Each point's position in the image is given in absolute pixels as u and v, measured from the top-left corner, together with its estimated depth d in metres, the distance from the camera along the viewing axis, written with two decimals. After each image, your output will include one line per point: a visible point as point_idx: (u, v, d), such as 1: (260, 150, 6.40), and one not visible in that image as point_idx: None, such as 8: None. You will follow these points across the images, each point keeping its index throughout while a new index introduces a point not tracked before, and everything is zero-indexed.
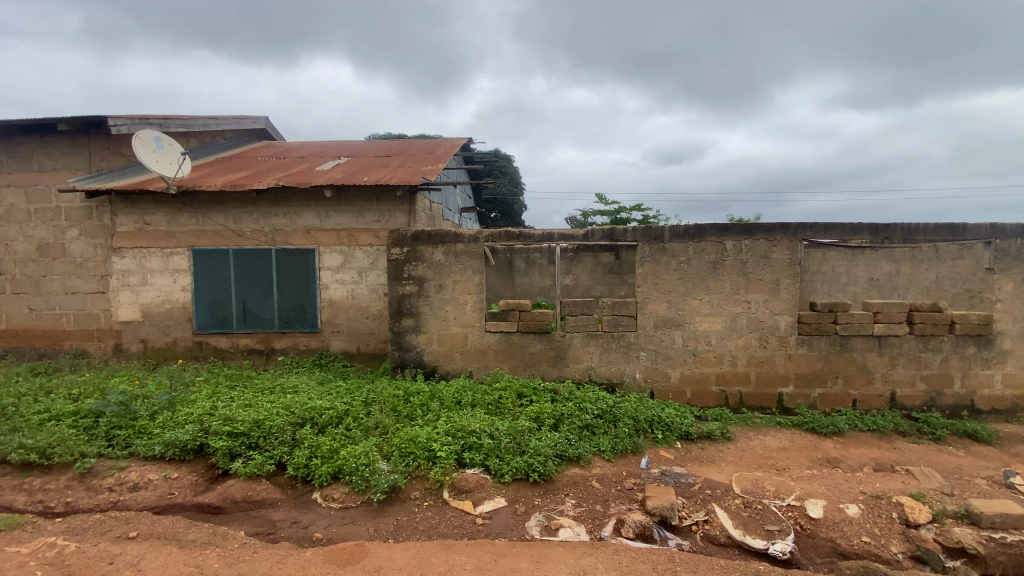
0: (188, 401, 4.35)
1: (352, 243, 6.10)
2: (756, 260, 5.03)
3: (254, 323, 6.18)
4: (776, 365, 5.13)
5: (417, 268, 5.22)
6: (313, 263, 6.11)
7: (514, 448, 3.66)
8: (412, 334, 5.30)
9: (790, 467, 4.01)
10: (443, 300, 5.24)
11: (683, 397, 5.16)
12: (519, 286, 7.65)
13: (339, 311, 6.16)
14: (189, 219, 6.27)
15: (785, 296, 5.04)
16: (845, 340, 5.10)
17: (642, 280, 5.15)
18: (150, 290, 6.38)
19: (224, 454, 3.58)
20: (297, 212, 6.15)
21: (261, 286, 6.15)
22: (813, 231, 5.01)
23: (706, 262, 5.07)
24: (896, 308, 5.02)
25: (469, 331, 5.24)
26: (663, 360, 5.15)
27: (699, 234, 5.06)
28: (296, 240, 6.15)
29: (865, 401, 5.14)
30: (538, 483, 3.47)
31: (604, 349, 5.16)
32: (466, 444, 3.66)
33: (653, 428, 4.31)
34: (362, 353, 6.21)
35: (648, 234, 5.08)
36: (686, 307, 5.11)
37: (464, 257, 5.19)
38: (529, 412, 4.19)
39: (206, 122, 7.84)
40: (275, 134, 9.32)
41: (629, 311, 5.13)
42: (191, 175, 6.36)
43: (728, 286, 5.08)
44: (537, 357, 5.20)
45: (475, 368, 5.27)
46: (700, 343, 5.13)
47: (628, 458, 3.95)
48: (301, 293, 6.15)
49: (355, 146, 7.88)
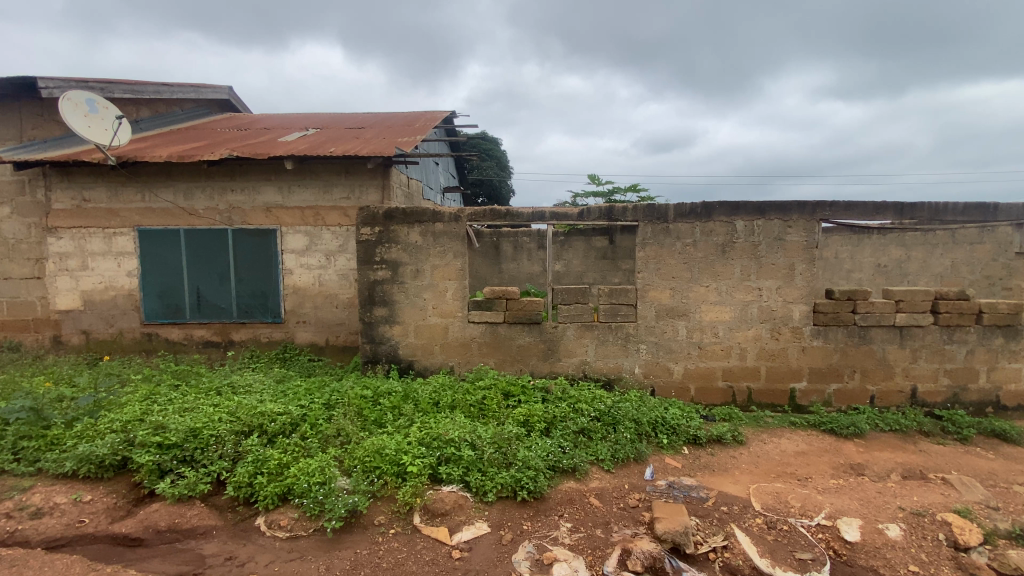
0: (118, 404, 3.74)
1: (318, 223, 5.41)
2: (769, 243, 4.53)
3: (210, 313, 5.53)
4: (789, 359, 4.65)
5: (390, 250, 4.61)
6: (274, 245, 5.43)
7: (499, 460, 3.11)
8: (385, 325, 4.70)
9: (813, 476, 3.53)
10: (420, 287, 4.65)
11: (686, 394, 4.66)
12: (506, 272, 7.11)
13: (305, 299, 5.50)
14: (134, 195, 5.55)
15: (800, 283, 4.56)
16: (864, 332, 4.64)
17: (642, 265, 4.59)
18: (92, 276, 5.67)
19: (151, 471, 3.01)
20: (255, 188, 5.43)
21: (217, 271, 5.48)
22: (833, 210, 4.51)
23: (714, 245, 4.55)
24: (920, 296, 4.58)
25: (450, 322, 4.67)
26: (664, 354, 4.63)
27: (707, 213, 4.51)
28: (255, 219, 5.43)
29: (884, 398, 4.71)
30: (527, 502, 2.94)
31: (600, 342, 4.63)
32: (442, 457, 3.10)
33: (657, 432, 3.80)
34: (332, 346, 5.57)
35: (650, 213, 4.53)
36: (691, 295, 4.59)
37: (443, 239, 4.60)
38: (516, 415, 3.62)
39: (158, 90, 7.03)
40: (240, 106, 8.51)
41: (628, 300, 4.59)
42: (134, 145, 5.59)
43: (738, 272, 4.57)
44: (526, 350, 4.65)
45: (457, 363, 4.70)
46: (706, 334, 4.63)
47: (630, 468, 3.43)
48: (261, 279, 5.48)
49: (324, 117, 7.10)
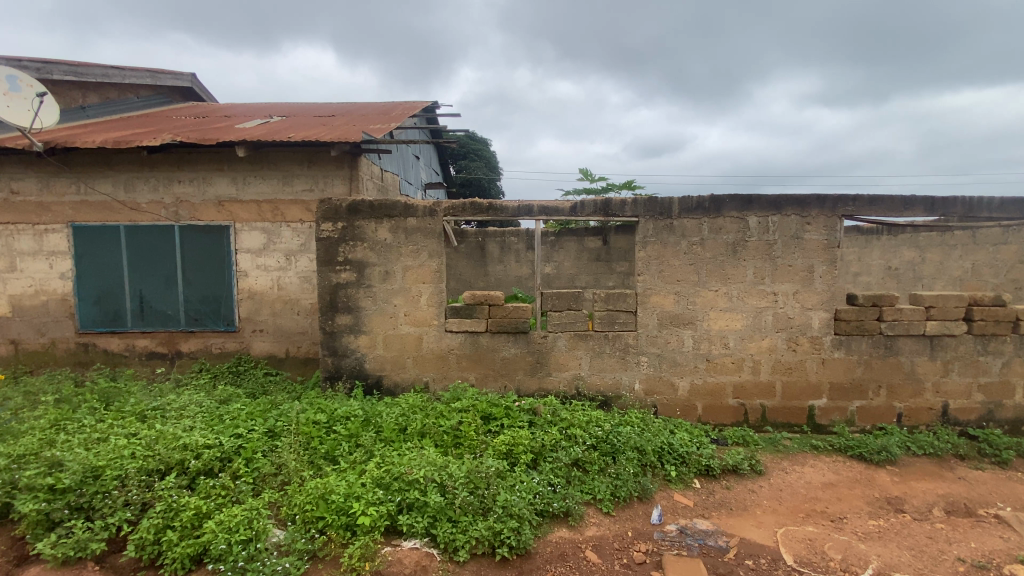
0: (16, 433, 3.09)
1: (277, 219, 4.80)
2: (786, 242, 4.02)
3: (154, 320, 4.88)
4: (807, 373, 4.13)
5: (355, 249, 4.01)
6: (226, 244, 4.81)
7: (475, 506, 2.51)
8: (350, 335, 4.09)
9: (848, 516, 3.00)
10: (390, 292, 4.05)
11: (693, 413, 4.10)
12: (493, 275, 6.53)
13: (262, 305, 4.87)
14: (69, 186, 4.88)
15: (820, 287, 4.05)
16: (890, 342, 4.14)
17: (643, 266, 4.04)
18: (21, 279, 4.99)
19: (36, 522, 2.39)
20: (206, 179, 4.80)
21: (162, 273, 4.83)
22: (857, 205, 4.01)
23: (724, 244, 4.01)
24: (952, 301, 4.09)
25: (425, 332, 4.07)
26: (668, 367, 4.08)
27: (716, 208, 3.98)
28: (205, 215, 4.81)
29: (912, 416, 4.21)
30: (507, 562, 2.36)
31: (596, 354, 4.06)
32: (403, 503, 2.51)
33: (663, 462, 3.24)
34: (292, 357, 4.94)
35: (652, 206, 3.99)
36: (697, 301, 4.05)
37: (417, 237, 4.01)
38: (498, 445, 3.03)
39: (107, 73, 6.36)
40: (205, 96, 7.85)
41: (627, 306, 4.04)
42: (68, 131, 4.94)
43: (750, 274, 4.04)
44: (512, 364, 4.07)
45: (432, 378, 4.11)
46: (714, 345, 4.09)
47: (633, 510, 2.87)
48: (212, 283, 4.84)
49: (292, 105, 6.47)
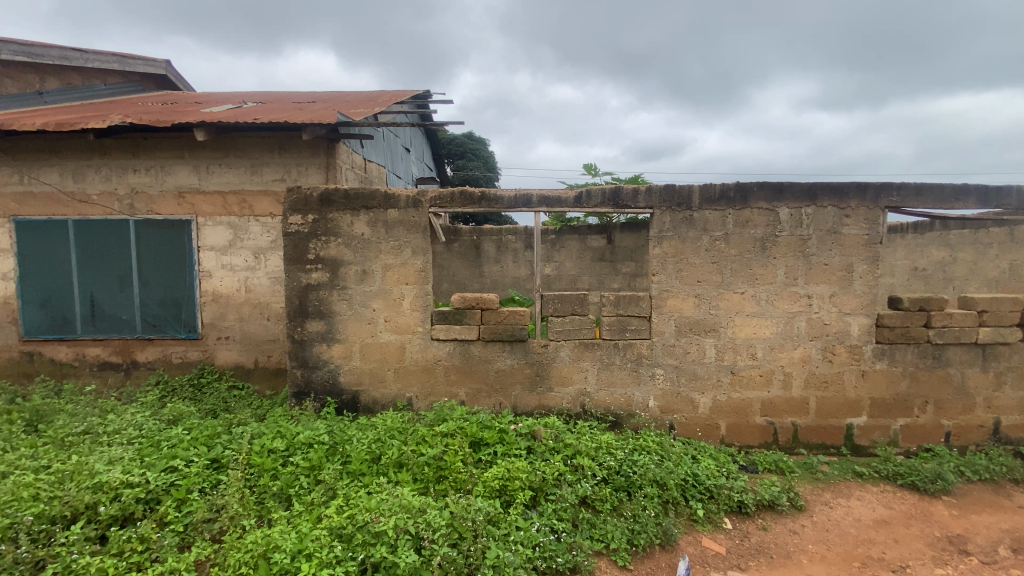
0: None
1: (244, 213, 4.28)
2: (822, 237, 3.50)
3: (107, 326, 4.35)
4: (845, 387, 3.61)
5: (328, 245, 3.49)
6: (188, 240, 4.29)
7: (457, 567, 1.99)
8: (321, 345, 3.56)
9: (912, 566, 2.51)
10: (368, 294, 3.53)
11: (715, 434, 3.59)
12: (488, 277, 6.01)
13: (228, 309, 4.35)
14: (11, 175, 4.33)
15: (860, 289, 3.54)
16: (939, 351, 3.63)
17: (659, 265, 3.52)
18: None
19: None
20: (165, 167, 4.27)
21: (116, 274, 4.30)
22: (902, 195, 3.50)
23: (752, 240, 3.50)
24: (1009, 305, 3.58)
25: (408, 341, 3.55)
26: (687, 381, 3.56)
27: (742, 198, 3.47)
28: (165, 208, 4.29)
29: (962, 435, 3.69)
30: None
31: (604, 366, 3.54)
32: (366, 564, 1.98)
33: (687, 498, 2.71)
34: (261, 368, 4.41)
35: (669, 195, 3.48)
36: (721, 305, 3.54)
37: (399, 231, 3.49)
38: (489, 481, 2.50)
39: (67, 55, 5.85)
40: (182, 85, 7.31)
41: (639, 311, 3.52)
42: (12, 113, 4.41)
43: (782, 274, 3.52)
44: (507, 377, 3.55)
45: (416, 394, 3.58)
46: (740, 356, 3.57)
47: (655, 561, 2.34)
48: (171, 284, 4.31)
49: (270, 92, 5.96)
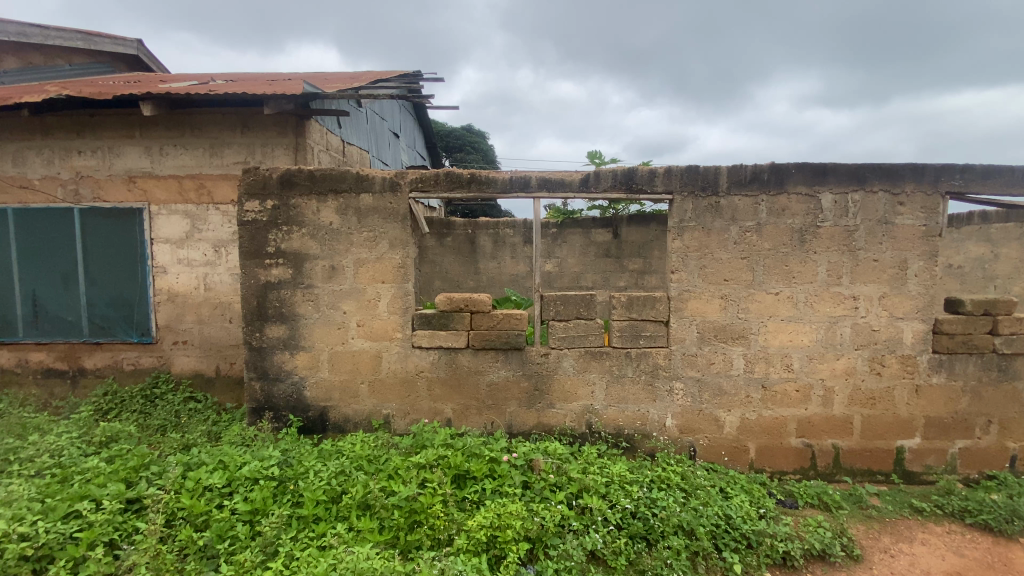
0: None
1: (203, 201, 3.77)
2: (871, 228, 2.98)
3: (51, 328, 3.84)
4: (896, 404, 3.09)
5: (290, 236, 2.98)
6: (139, 231, 3.78)
7: None
8: (283, 353, 3.05)
9: None
10: (337, 294, 3.01)
11: (743, 458, 3.07)
12: (483, 273, 5.50)
13: (186, 310, 3.84)
14: None
15: (914, 290, 3.01)
16: (1006, 362, 3.10)
17: (679, 261, 3.00)
18: None
19: None
20: (113, 148, 3.77)
21: (59, 269, 3.79)
22: (966, 179, 2.96)
23: (788, 231, 2.97)
24: None
25: (384, 349, 3.03)
26: (711, 397, 3.04)
27: (777, 181, 2.94)
28: (114, 195, 3.78)
29: None
30: None
31: (613, 378, 3.02)
32: None
33: (719, 548, 2.20)
34: (223, 376, 3.91)
35: (691, 178, 2.95)
36: (751, 308, 3.02)
37: (373, 220, 2.97)
38: (474, 531, 1.99)
39: (23, 31, 5.33)
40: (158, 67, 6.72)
41: (655, 315, 3.00)
42: None
43: (823, 272, 3.00)
44: (501, 392, 3.04)
45: (394, 411, 3.07)
46: (773, 367, 3.05)
47: None
48: (122, 281, 3.80)
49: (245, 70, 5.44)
